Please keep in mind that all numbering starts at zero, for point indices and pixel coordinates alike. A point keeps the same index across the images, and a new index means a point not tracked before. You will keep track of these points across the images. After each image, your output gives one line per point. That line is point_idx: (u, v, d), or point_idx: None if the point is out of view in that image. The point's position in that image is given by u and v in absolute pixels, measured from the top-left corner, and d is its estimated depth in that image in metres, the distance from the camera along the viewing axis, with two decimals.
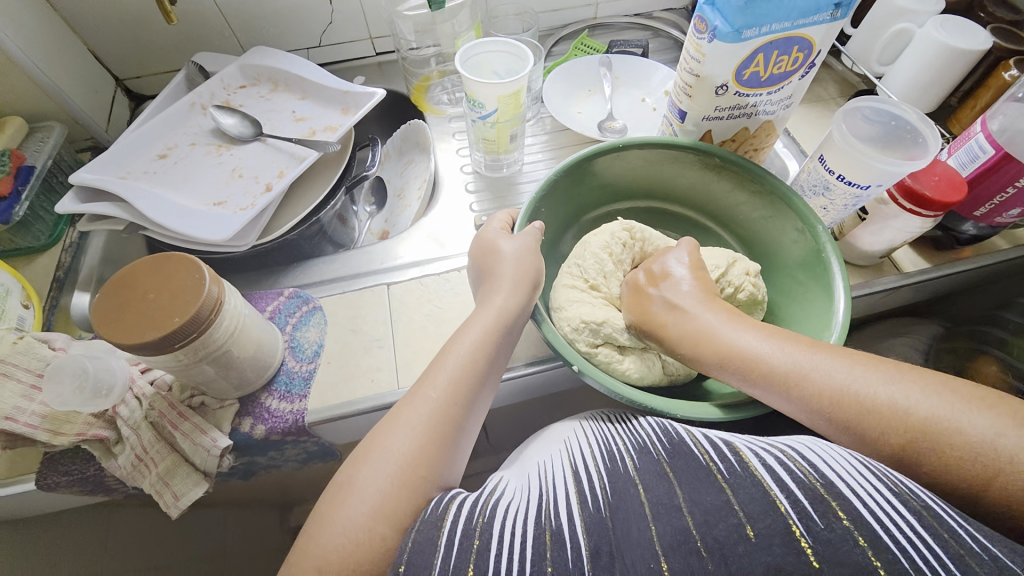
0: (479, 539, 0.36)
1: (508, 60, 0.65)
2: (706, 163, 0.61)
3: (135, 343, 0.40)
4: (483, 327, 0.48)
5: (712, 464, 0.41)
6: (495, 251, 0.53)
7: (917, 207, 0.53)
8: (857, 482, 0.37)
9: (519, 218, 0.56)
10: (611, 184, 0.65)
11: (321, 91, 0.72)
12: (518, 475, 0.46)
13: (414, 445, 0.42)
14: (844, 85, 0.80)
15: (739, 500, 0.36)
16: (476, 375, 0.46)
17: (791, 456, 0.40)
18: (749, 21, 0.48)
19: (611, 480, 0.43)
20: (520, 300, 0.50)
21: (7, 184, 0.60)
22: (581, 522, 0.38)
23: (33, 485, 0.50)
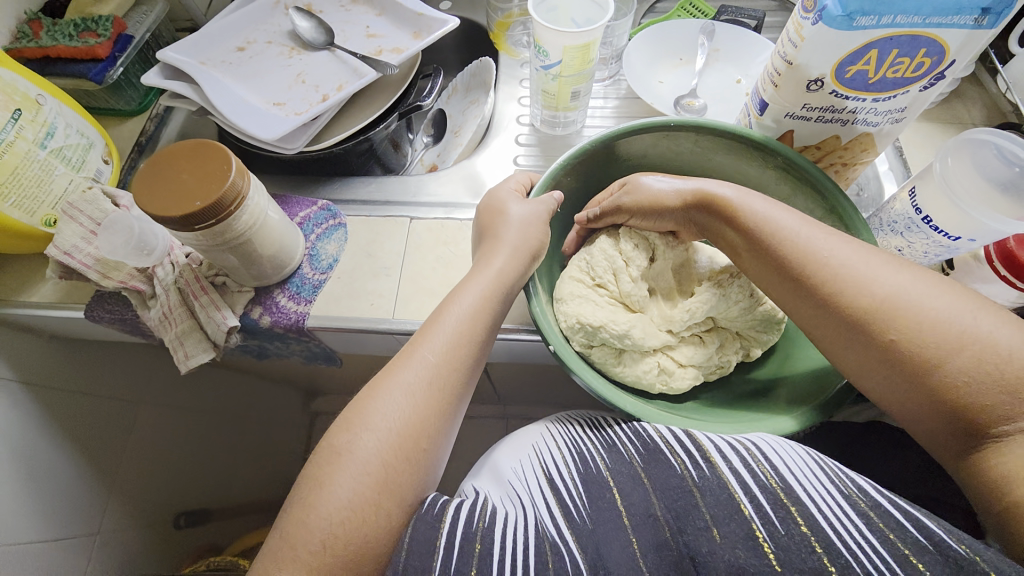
0: (480, 542, 0.38)
1: (589, 9, 0.59)
2: (765, 164, 0.54)
3: (163, 216, 0.44)
4: (482, 290, 0.48)
5: (683, 466, 0.41)
6: (502, 212, 0.53)
7: (1013, 276, 0.45)
8: (810, 484, 0.37)
9: (537, 182, 0.54)
10: (653, 168, 0.60)
11: (398, 10, 0.71)
12: (500, 476, 0.49)
13: (409, 411, 0.43)
14: (993, 111, 0.66)
15: (705, 502, 0.38)
16: (473, 338, 0.47)
17: (752, 456, 0.40)
18: (866, 5, 0.40)
19: (585, 484, 0.44)
20: (519, 267, 0.50)
21: (106, 48, 0.65)
22: (572, 533, 0.40)
23: (81, 313, 0.59)
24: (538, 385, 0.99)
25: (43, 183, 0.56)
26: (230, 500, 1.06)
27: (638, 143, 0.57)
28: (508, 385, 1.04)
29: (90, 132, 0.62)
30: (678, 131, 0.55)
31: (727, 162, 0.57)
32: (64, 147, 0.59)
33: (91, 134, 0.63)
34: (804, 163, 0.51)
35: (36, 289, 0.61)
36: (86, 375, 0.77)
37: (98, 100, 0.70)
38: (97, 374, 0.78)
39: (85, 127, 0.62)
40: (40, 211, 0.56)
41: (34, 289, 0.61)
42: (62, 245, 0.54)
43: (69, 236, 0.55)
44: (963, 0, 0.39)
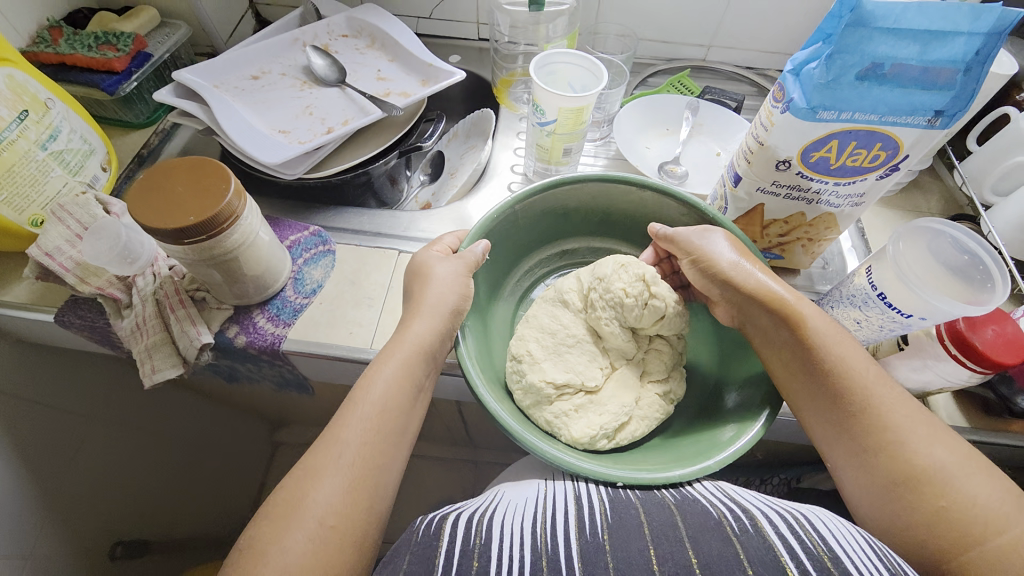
0: (478, 559, 0.39)
1: (585, 77, 0.64)
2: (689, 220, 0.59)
3: (156, 230, 0.44)
4: (402, 359, 0.46)
5: (725, 520, 0.43)
6: (427, 273, 0.49)
7: (962, 355, 0.48)
8: (861, 560, 0.39)
9: (467, 235, 0.53)
10: (580, 217, 0.64)
11: (409, 59, 0.76)
12: (515, 493, 0.51)
13: (338, 499, 0.40)
14: (946, 203, 0.72)
15: (748, 557, 0.38)
16: (395, 409, 0.45)
17: (798, 527, 0.42)
18: (827, 101, 0.45)
19: (613, 505, 0.45)
20: (438, 332, 0.47)
21: (124, 62, 0.68)
22: (579, 543, 0.41)
23: (51, 317, 0.58)
24: None
25: (38, 183, 0.57)
26: (174, 531, 0.99)
27: (571, 193, 0.60)
28: (479, 425, 1.02)
29: (93, 139, 0.64)
30: (637, 187, 0.59)
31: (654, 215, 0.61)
32: (65, 151, 0.59)
33: (93, 141, 0.64)
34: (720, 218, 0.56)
35: (9, 288, 0.59)
36: (41, 385, 0.73)
37: (106, 110, 0.71)
38: (52, 384, 0.75)
39: (89, 133, 0.63)
40: (28, 210, 0.56)
41: (6, 288, 0.59)
42: (44, 245, 0.54)
43: (53, 238, 0.55)
44: (912, 104, 0.44)
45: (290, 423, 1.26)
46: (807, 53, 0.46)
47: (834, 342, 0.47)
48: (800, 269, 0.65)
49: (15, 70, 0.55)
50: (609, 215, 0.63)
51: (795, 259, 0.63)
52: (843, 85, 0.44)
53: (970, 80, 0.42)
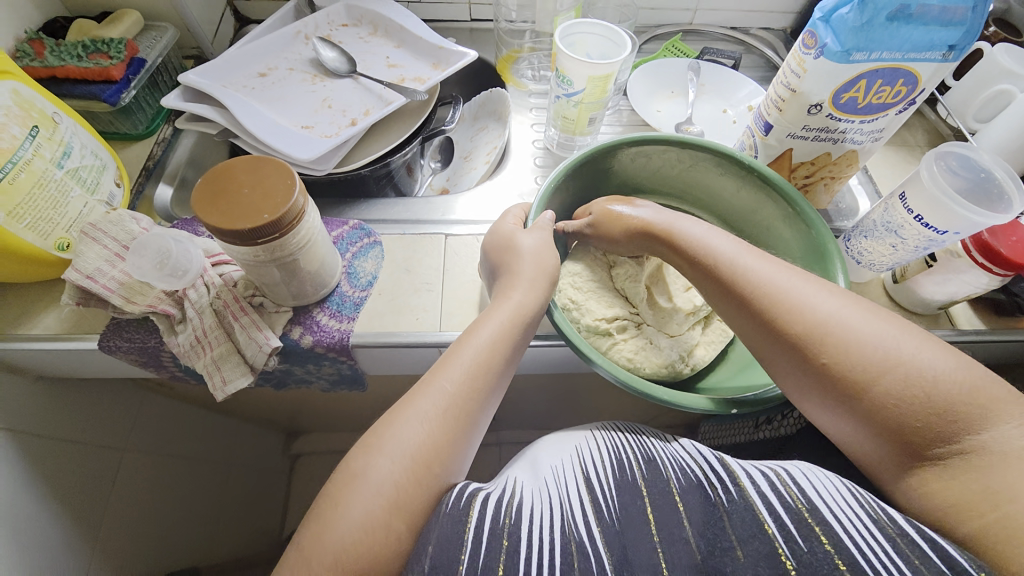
0: (507, 539, 0.39)
1: (603, 45, 0.66)
2: (733, 173, 0.61)
3: (229, 230, 0.43)
4: (502, 320, 0.48)
5: (711, 488, 0.44)
6: (514, 245, 0.53)
7: (989, 262, 0.53)
8: (841, 509, 0.40)
9: (532, 208, 0.57)
10: (634, 177, 0.67)
11: (416, 42, 0.75)
12: (530, 475, 0.47)
13: (427, 437, 0.42)
14: (932, 135, 0.79)
15: (732, 524, 0.40)
16: (492, 369, 0.46)
17: (780, 480, 0.43)
18: (860, 43, 0.48)
19: (620, 490, 0.44)
20: (538, 297, 0.50)
21: (120, 70, 0.64)
22: (603, 534, 0.41)
23: (95, 344, 0.55)
24: (543, 403, 1.00)
25: (59, 205, 0.53)
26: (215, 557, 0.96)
27: (624, 154, 0.63)
28: (511, 405, 1.03)
29: (103, 154, 0.60)
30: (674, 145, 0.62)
31: (703, 170, 0.64)
32: (80, 168, 0.56)
33: (103, 156, 0.60)
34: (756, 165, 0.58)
35: (38, 320, 0.56)
36: (71, 421, 0.70)
37: (101, 122, 0.67)
38: (80, 420, 0.71)
39: (99, 148, 0.60)
40: (55, 233, 0.53)
41: (35, 321, 0.56)
42: (84, 268, 0.51)
43: (92, 259, 0.52)
44: (932, 41, 0.48)
45: (309, 434, 1.23)
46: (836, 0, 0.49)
47: (810, 285, 0.46)
48: (819, 208, 0.70)
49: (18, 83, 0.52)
50: (649, 171, 0.66)
51: (816, 199, 0.68)
52: (874, 27, 0.47)
53: (979, 14, 0.46)
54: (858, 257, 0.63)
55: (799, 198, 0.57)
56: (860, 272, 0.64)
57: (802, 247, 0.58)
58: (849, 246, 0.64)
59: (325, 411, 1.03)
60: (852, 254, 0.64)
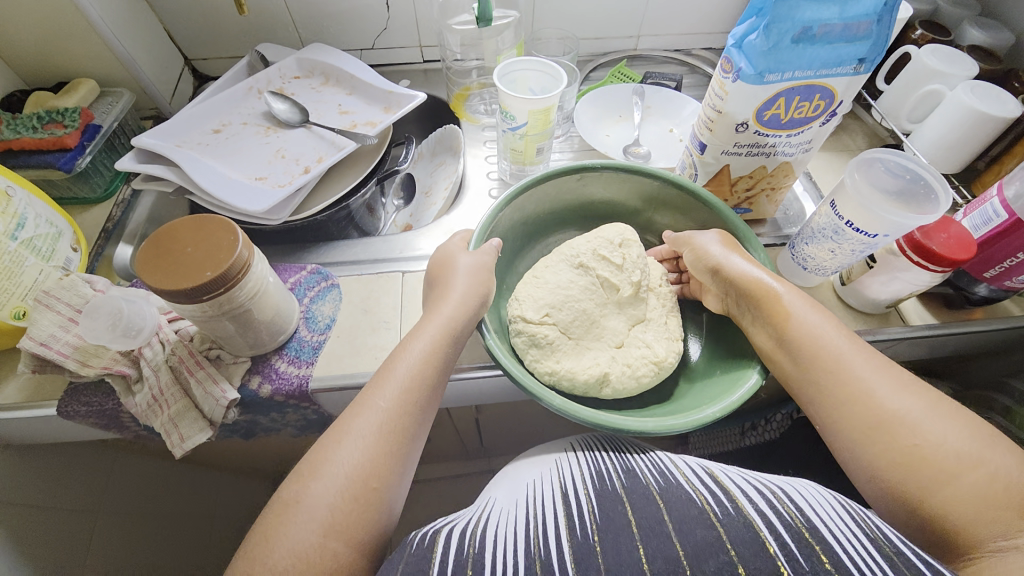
0: (471, 568, 0.40)
1: (543, 80, 0.69)
2: (672, 195, 0.64)
3: (174, 289, 0.44)
4: (430, 337, 0.49)
5: (707, 505, 0.44)
6: (451, 263, 0.54)
7: (925, 261, 0.55)
8: (839, 530, 0.41)
9: (475, 234, 0.58)
10: (575, 203, 0.68)
11: (367, 89, 0.78)
12: (507, 497, 0.50)
13: (362, 459, 0.42)
14: (872, 138, 0.83)
15: (730, 539, 0.40)
16: (424, 383, 0.47)
17: (780, 501, 0.45)
18: (771, 65, 0.51)
19: (600, 500, 0.47)
20: (468, 315, 0.51)
21: (75, 137, 0.66)
22: (572, 543, 0.42)
23: (53, 410, 0.55)
24: (523, 428, 0.99)
25: (14, 274, 0.54)
26: None
27: (565, 182, 0.65)
28: (493, 432, 1.03)
29: (59, 221, 0.61)
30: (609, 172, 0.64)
31: (641, 192, 0.66)
32: (35, 238, 0.57)
33: (59, 223, 0.61)
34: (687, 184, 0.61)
35: None
36: (41, 488, 0.68)
37: (60, 189, 0.69)
38: (50, 487, 0.70)
39: (54, 216, 0.61)
40: (10, 303, 0.54)
41: None
42: (37, 335, 0.51)
43: (45, 326, 0.52)
44: (840, 56, 0.51)
45: None
46: (745, 27, 0.52)
47: (821, 315, 0.51)
48: (766, 218, 0.72)
49: None
50: (591, 200, 0.68)
51: (761, 209, 0.70)
52: (782, 49, 0.50)
53: (882, 28, 0.49)
54: (804, 263, 0.65)
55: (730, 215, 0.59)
56: (808, 278, 0.66)
57: None
58: (795, 253, 0.66)
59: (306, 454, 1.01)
60: (798, 261, 0.65)
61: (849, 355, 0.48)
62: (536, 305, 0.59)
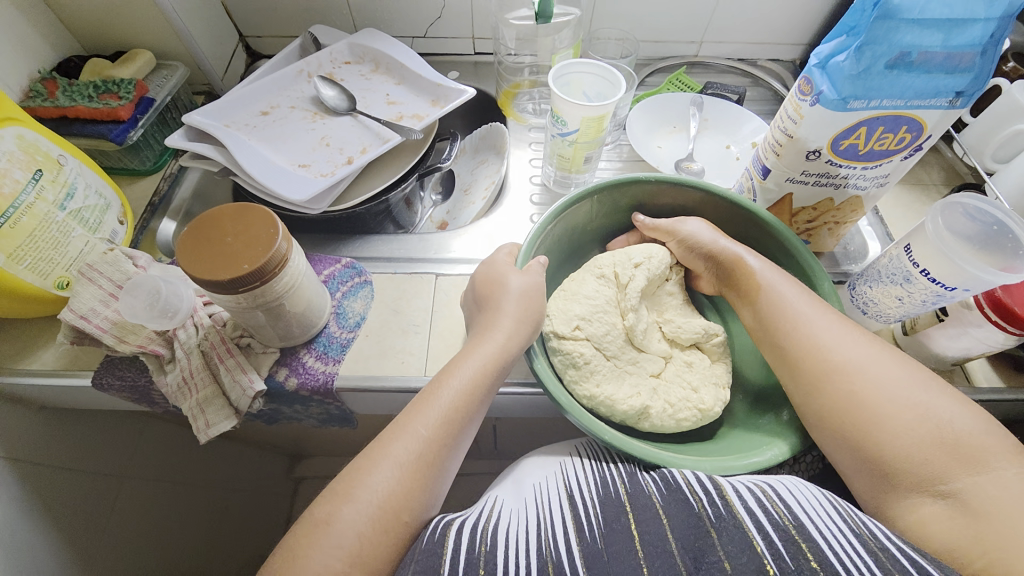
0: (483, 568, 0.38)
1: (601, 85, 0.66)
2: (728, 214, 0.61)
3: (212, 281, 0.43)
4: (482, 363, 0.48)
5: (698, 501, 0.42)
6: (501, 283, 0.53)
7: (1003, 321, 0.50)
8: (825, 525, 0.40)
9: (521, 253, 0.56)
10: (621, 216, 0.65)
11: (416, 80, 0.76)
12: (513, 498, 0.48)
13: (396, 486, 0.42)
14: (949, 173, 0.76)
15: (720, 539, 0.39)
16: (467, 409, 0.46)
17: (768, 496, 0.42)
18: (857, 91, 0.47)
19: (606, 506, 0.44)
20: (521, 341, 0.50)
21: (129, 110, 0.67)
22: (583, 554, 0.39)
23: (88, 381, 0.56)
24: (540, 437, 0.98)
25: (60, 244, 0.55)
26: None
27: (614, 195, 0.62)
28: (509, 437, 1.02)
29: (107, 193, 0.62)
30: (662, 186, 0.61)
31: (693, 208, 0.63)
32: (83, 209, 0.58)
33: (108, 195, 0.62)
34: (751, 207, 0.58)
35: (37, 355, 0.57)
36: (73, 448, 0.71)
37: (112, 160, 0.70)
38: (81, 448, 0.72)
39: (103, 188, 0.62)
40: (55, 272, 0.55)
41: (35, 356, 0.57)
42: (78, 308, 0.52)
43: (87, 300, 0.53)
44: (937, 88, 0.46)
45: (310, 457, 1.23)
46: (832, 46, 0.48)
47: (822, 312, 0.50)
48: (825, 251, 0.67)
49: (23, 129, 0.53)
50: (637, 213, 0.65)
51: (820, 242, 0.65)
52: (872, 75, 0.45)
53: (989, 60, 0.44)
54: (863, 307, 0.60)
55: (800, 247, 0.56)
56: (867, 322, 0.61)
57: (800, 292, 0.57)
58: (854, 294, 0.61)
59: (322, 437, 1.03)
60: (857, 303, 0.61)
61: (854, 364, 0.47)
62: (566, 317, 0.55)
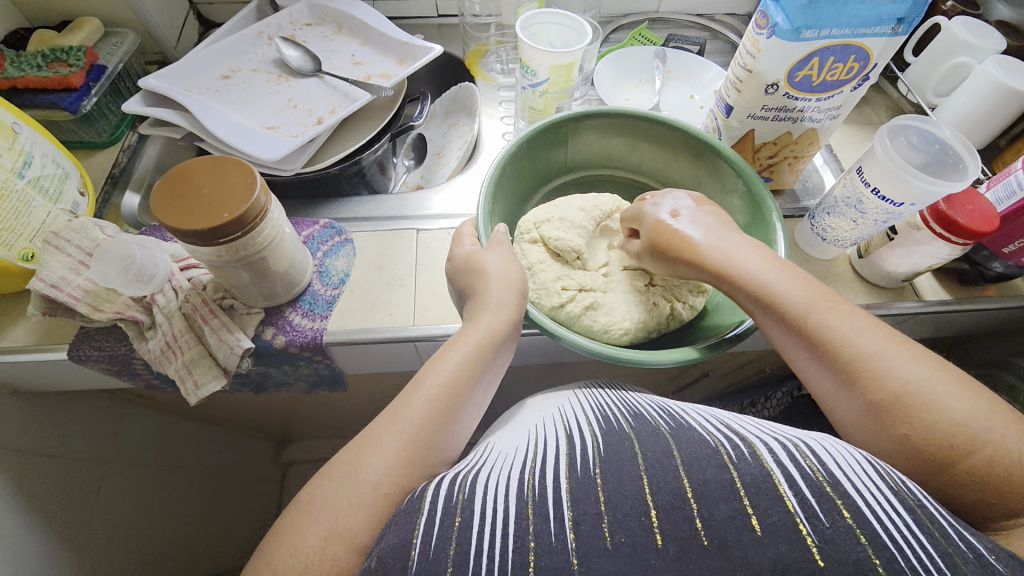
0: (460, 516, 0.38)
1: (566, 35, 0.67)
2: (657, 136, 0.64)
3: (190, 230, 0.42)
4: (472, 344, 0.48)
5: (722, 448, 0.42)
6: (480, 268, 0.52)
7: (947, 232, 0.54)
8: (862, 482, 0.39)
9: (479, 202, 0.56)
10: (563, 158, 0.67)
11: (382, 40, 0.75)
12: (507, 442, 0.50)
13: (393, 467, 0.42)
14: (896, 112, 0.81)
15: (743, 483, 0.38)
16: (460, 390, 0.47)
17: (802, 450, 0.41)
18: (809, 21, 0.49)
19: (607, 439, 0.45)
20: (508, 319, 0.50)
21: (81, 77, 0.64)
22: (570, 486, 0.40)
23: (64, 353, 0.54)
24: (528, 394, 1.01)
25: (22, 215, 0.53)
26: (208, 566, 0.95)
27: (558, 133, 0.64)
28: (497, 397, 1.05)
29: (66, 164, 0.60)
30: (584, 120, 0.63)
31: (619, 138, 0.66)
32: (41, 178, 0.56)
33: (66, 165, 0.60)
34: (677, 123, 0.61)
35: (6, 333, 0.55)
36: (53, 434, 0.69)
37: (66, 132, 0.67)
38: (61, 435, 0.70)
39: (61, 158, 0.59)
40: (18, 244, 0.53)
41: (4, 333, 0.55)
42: (47, 277, 0.51)
43: (55, 268, 0.51)
44: (881, 14, 0.49)
45: (299, 440, 1.23)
46: None
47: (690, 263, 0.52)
48: (785, 189, 0.72)
49: None
50: (574, 153, 0.67)
51: (781, 179, 0.69)
52: (822, 4, 0.48)
53: None
54: (823, 234, 0.64)
55: (728, 154, 0.59)
56: (826, 249, 0.65)
57: (738, 198, 0.60)
58: (814, 224, 0.65)
59: (310, 414, 1.03)
60: (817, 231, 0.65)
61: (815, 308, 0.46)
62: (541, 283, 0.57)
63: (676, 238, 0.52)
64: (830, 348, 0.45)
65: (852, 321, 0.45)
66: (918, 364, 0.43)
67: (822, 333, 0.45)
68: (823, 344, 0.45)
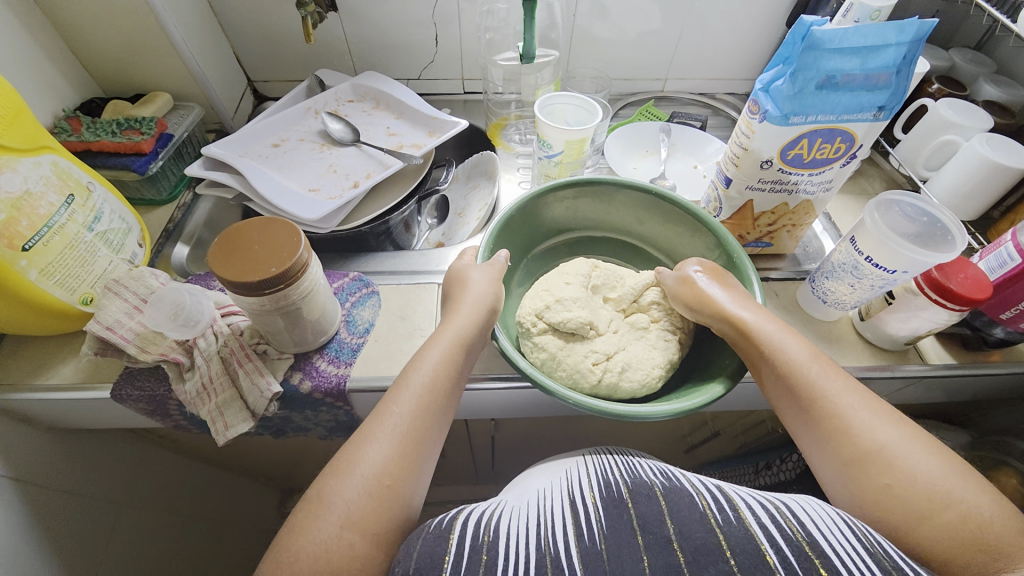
0: (479, 562, 0.41)
1: (579, 113, 0.74)
2: (642, 202, 0.68)
3: (241, 282, 0.48)
4: (444, 348, 0.51)
5: (709, 511, 0.46)
6: (465, 279, 0.56)
7: (942, 298, 0.57)
8: (838, 540, 0.42)
9: (482, 249, 0.61)
10: (554, 221, 0.72)
11: (415, 115, 0.84)
12: (517, 498, 0.52)
13: (382, 462, 0.44)
14: (890, 184, 0.86)
15: (732, 548, 0.41)
16: (441, 392, 0.49)
17: (782, 512, 0.45)
18: (795, 109, 0.55)
19: (607, 502, 0.48)
20: (477, 325, 0.53)
21: (150, 144, 0.73)
22: (575, 545, 0.43)
23: (107, 392, 0.58)
24: (537, 448, 1.01)
25: (87, 263, 0.59)
26: None
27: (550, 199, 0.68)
28: (506, 449, 1.05)
29: (129, 219, 0.67)
30: (571, 188, 0.68)
31: (606, 203, 0.70)
32: (108, 231, 0.63)
33: (129, 220, 0.67)
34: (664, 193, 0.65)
35: (56, 370, 0.60)
36: (79, 472, 0.71)
37: (130, 190, 0.75)
38: (86, 473, 0.72)
39: (126, 214, 0.66)
40: (81, 289, 0.59)
41: (53, 371, 0.60)
42: (105, 320, 0.56)
43: (113, 312, 0.57)
44: (861, 104, 0.55)
45: (305, 489, 1.22)
46: (771, 74, 0.57)
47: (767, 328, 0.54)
48: (786, 253, 0.76)
49: (57, 157, 0.58)
50: (564, 215, 0.71)
51: (781, 244, 0.74)
52: (807, 95, 0.54)
53: (901, 80, 0.54)
54: (823, 297, 0.67)
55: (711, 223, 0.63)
56: (828, 311, 0.68)
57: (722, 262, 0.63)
58: (814, 287, 0.68)
59: (321, 461, 1.04)
60: (818, 294, 0.68)
61: (782, 340, 0.52)
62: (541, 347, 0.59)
63: (696, 290, 0.57)
64: (785, 372, 0.50)
65: (835, 374, 0.50)
66: (867, 405, 0.48)
67: (776, 356, 0.51)
68: (780, 370, 0.50)
